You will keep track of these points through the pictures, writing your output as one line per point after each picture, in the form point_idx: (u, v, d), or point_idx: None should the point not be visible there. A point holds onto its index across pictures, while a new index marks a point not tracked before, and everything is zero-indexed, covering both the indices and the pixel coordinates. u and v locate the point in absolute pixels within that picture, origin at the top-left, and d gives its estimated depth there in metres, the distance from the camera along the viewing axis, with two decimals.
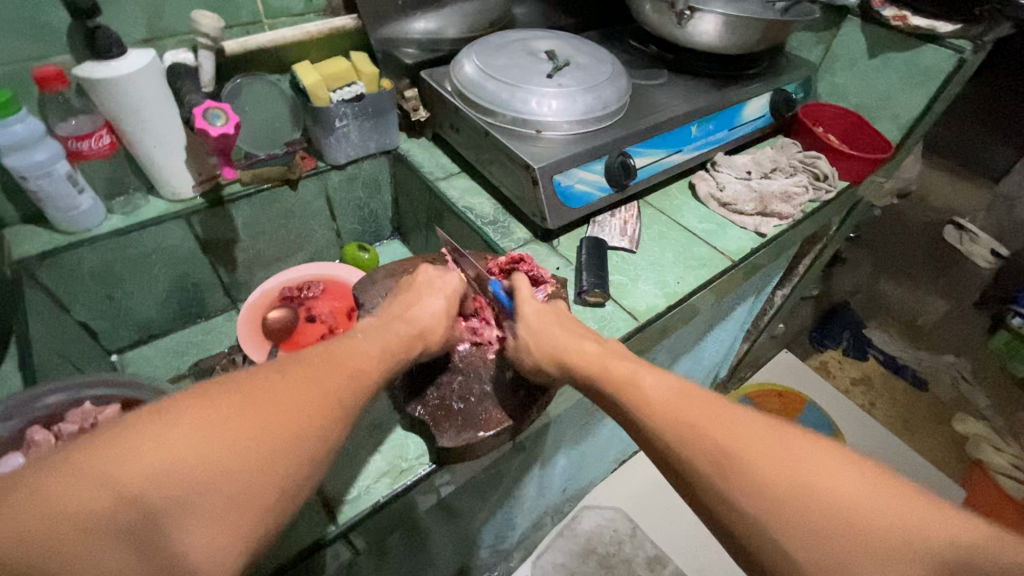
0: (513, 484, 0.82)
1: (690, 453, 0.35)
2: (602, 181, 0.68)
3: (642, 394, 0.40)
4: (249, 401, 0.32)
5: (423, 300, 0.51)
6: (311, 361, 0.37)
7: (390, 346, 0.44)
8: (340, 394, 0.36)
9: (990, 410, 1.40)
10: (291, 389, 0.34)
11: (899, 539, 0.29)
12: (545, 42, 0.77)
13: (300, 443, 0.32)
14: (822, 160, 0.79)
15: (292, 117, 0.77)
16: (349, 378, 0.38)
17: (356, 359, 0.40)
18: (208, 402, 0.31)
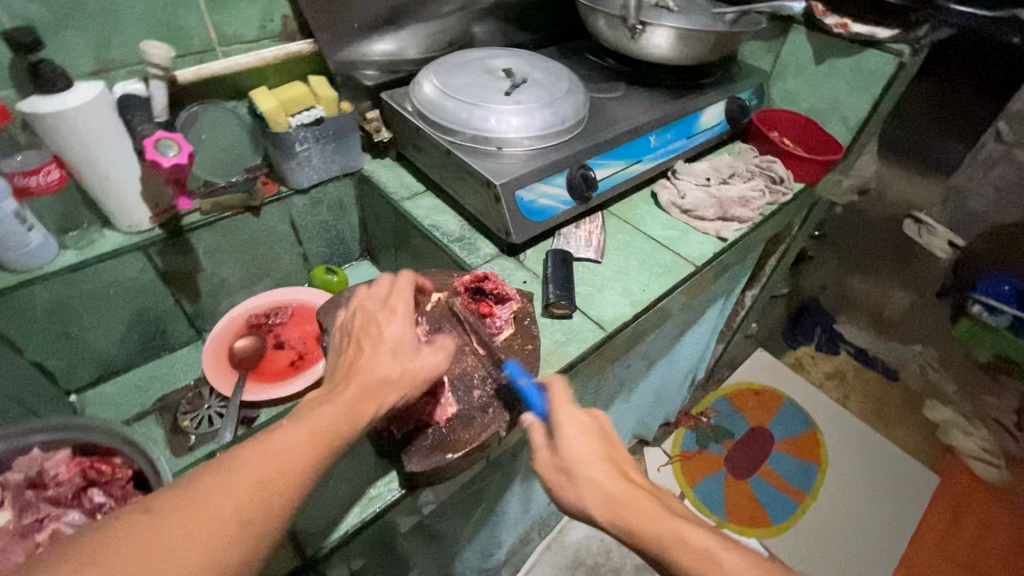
0: (494, 501, 0.81)
1: (635, 523, 0.39)
2: (565, 195, 0.69)
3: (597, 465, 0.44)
4: (107, 560, 0.27)
5: (375, 358, 0.44)
6: (213, 485, 0.32)
7: (329, 433, 0.37)
8: (245, 517, 0.31)
9: (957, 395, 1.45)
10: (175, 528, 0.29)
11: None
12: (503, 60, 0.79)
13: None
14: (777, 165, 0.82)
15: (252, 143, 0.76)
16: (263, 500, 0.32)
17: (276, 464, 0.34)
18: (59, 566, 0.27)
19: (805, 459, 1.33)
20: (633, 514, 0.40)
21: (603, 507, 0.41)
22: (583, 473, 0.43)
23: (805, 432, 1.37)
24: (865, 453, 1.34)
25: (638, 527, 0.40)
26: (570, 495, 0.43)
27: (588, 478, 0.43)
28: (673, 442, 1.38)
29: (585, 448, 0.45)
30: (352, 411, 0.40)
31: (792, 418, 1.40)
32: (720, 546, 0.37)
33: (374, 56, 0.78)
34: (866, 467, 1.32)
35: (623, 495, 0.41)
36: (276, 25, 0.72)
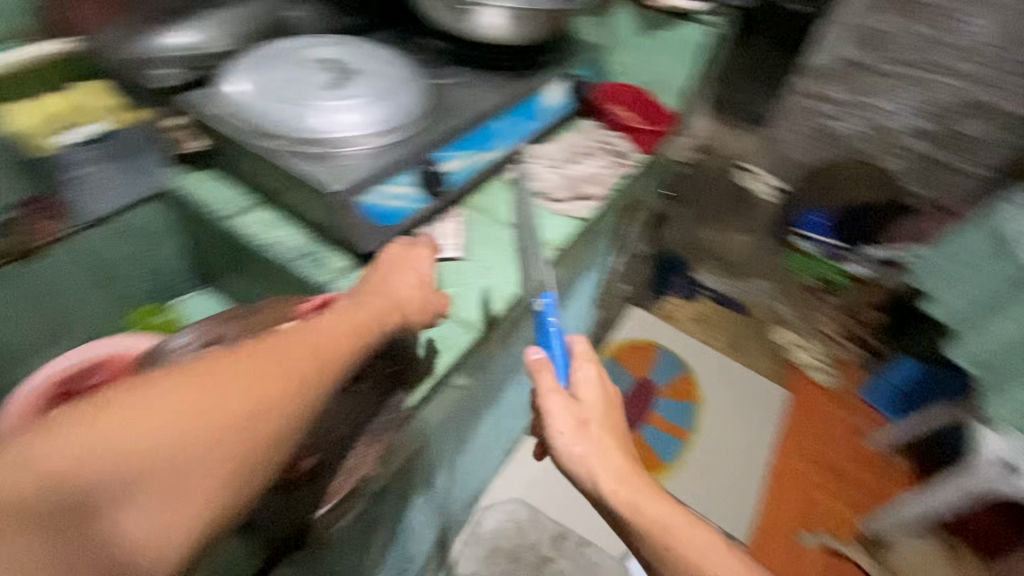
0: (396, 520, 0.78)
1: (631, 498, 0.50)
2: (415, 193, 0.64)
3: (610, 436, 0.53)
4: (188, 388, 0.35)
5: (370, 301, 0.50)
6: (198, 378, 0.36)
7: (318, 360, 0.41)
8: (294, 378, 0.39)
9: (794, 318, 1.67)
10: (236, 373, 0.37)
11: None
12: (326, 50, 0.71)
13: (242, 429, 0.35)
14: (619, 139, 0.86)
15: (18, 173, 0.60)
16: (243, 407, 0.36)
17: (259, 376, 0.38)
18: (151, 390, 0.34)
19: (684, 400, 1.46)
20: (631, 484, 0.51)
21: (605, 472, 0.51)
22: (593, 437, 0.52)
23: (681, 375, 1.51)
24: (732, 386, 1.50)
25: (631, 495, 0.51)
26: (573, 455, 0.52)
27: (595, 447, 0.52)
28: None
29: (604, 418, 0.54)
30: (347, 347, 0.44)
31: (670, 365, 1.53)
32: (688, 529, 0.50)
33: (172, 49, 0.66)
34: (735, 398, 1.48)
35: (623, 470, 0.52)
36: None
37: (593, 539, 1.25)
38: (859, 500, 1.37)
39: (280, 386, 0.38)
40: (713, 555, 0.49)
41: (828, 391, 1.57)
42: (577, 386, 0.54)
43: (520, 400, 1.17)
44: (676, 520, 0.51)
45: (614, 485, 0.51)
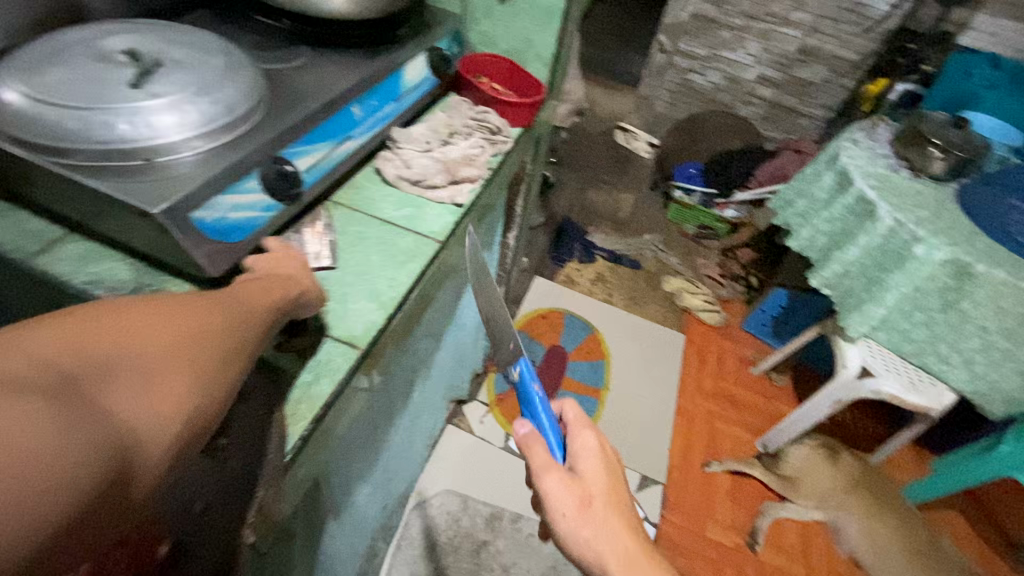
0: (312, 553, 0.72)
1: None
2: (265, 200, 0.57)
3: (614, 517, 0.49)
4: (158, 300, 0.33)
5: (290, 259, 0.50)
6: (166, 290, 0.34)
7: (271, 295, 0.42)
8: (253, 307, 0.39)
9: (682, 266, 1.78)
10: (202, 294, 0.36)
11: None
12: (123, 39, 0.59)
13: (222, 334, 0.34)
14: (492, 115, 0.82)
15: None
16: (221, 314, 0.35)
17: (228, 296, 0.38)
18: (119, 301, 0.32)
19: (593, 359, 1.51)
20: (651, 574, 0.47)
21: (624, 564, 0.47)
22: (605, 527, 0.48)
23: (588, 337, 1.55)
24: (634, 337, 1.58)
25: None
26: (571, 540, 0.48)
27: (610, 537, 0.48)
28: (488, 390, 1.46)
29: (605, 498, 0.49)
30: (280, 302, 0.43)
31: (577, 328, 1.56)
32: None
33: None
34: (637, 349, 1.56)
35: (630, 551, 0.48)
36: None
37: (525, 512, 1.26)
38: (762, 428, 1.49)
39: (249, 307, 0.38)
40: None
41: (716, 329, 1.67)
42: (579, 457, 0.51)
43: (433, 393, 1.13)
44: None
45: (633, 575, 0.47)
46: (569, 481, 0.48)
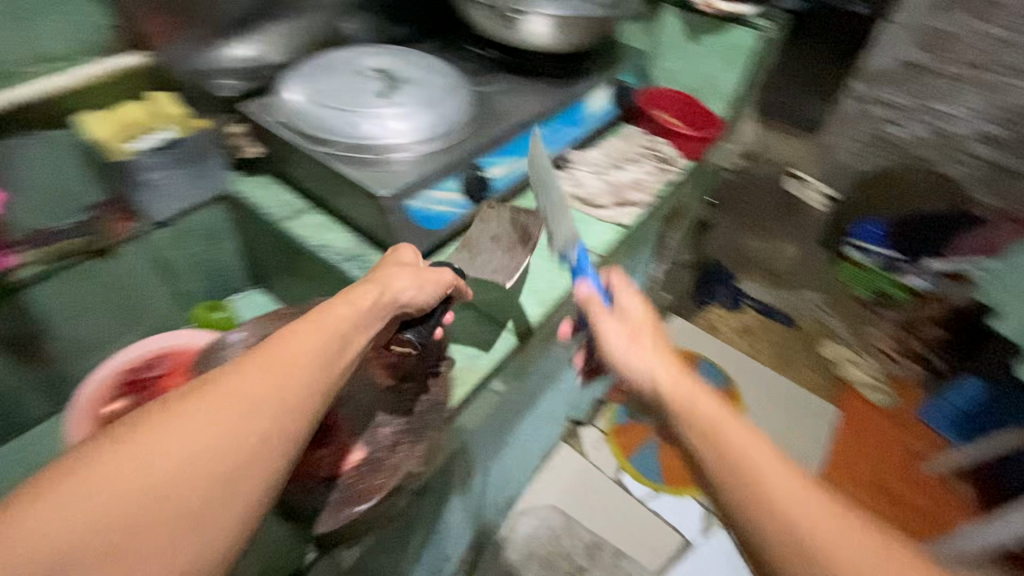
0: (433, 520, 0.79)
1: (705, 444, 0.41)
2: (460, 198, 0.66)
3: (683, 379, 0.47)
4: (154, 452, 0.29)
5: (355, 302, 0.42)
6: (162, 441, 0.30)
7: (306, 398, 0.35)
8: (274, 419, 0.33)
9: (846, 332, 1.59)
10: (213, 421, 0.31)
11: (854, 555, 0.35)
12: (377, 59, 0.74)
13: (220, 494, 0.30)
14: (664, 145, 0.85)
15: (93, 176, 0.64)
16: (220, 476, 0.30)
17: (238, 431, 0.31)
18: (111, 455, 0.29)
19: None
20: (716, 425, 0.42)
21: (675, 391, 0.46)
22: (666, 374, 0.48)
23: (725, 388, 1.43)
24: (778, 399, 1.45)
25: (712, 419, 0.43)
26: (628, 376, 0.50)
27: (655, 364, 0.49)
28: (607, 419, 1.43)
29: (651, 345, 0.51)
30: (379, 302, 0.44)
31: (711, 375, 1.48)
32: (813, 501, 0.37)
33: (236, 61, 0.69)
34: (779, 412, 1.43)
35: (698, 399, 0.45)
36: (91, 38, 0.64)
37: (629, 552, 1.22)
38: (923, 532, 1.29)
39: (266, 440, 0.32)
40: (849, 535, 0.35)
41: (885, 412, 1.47)
42: (631, 306, 0.55)
43: (555, 408, 1.16)
44: (780, 477, 0.38)
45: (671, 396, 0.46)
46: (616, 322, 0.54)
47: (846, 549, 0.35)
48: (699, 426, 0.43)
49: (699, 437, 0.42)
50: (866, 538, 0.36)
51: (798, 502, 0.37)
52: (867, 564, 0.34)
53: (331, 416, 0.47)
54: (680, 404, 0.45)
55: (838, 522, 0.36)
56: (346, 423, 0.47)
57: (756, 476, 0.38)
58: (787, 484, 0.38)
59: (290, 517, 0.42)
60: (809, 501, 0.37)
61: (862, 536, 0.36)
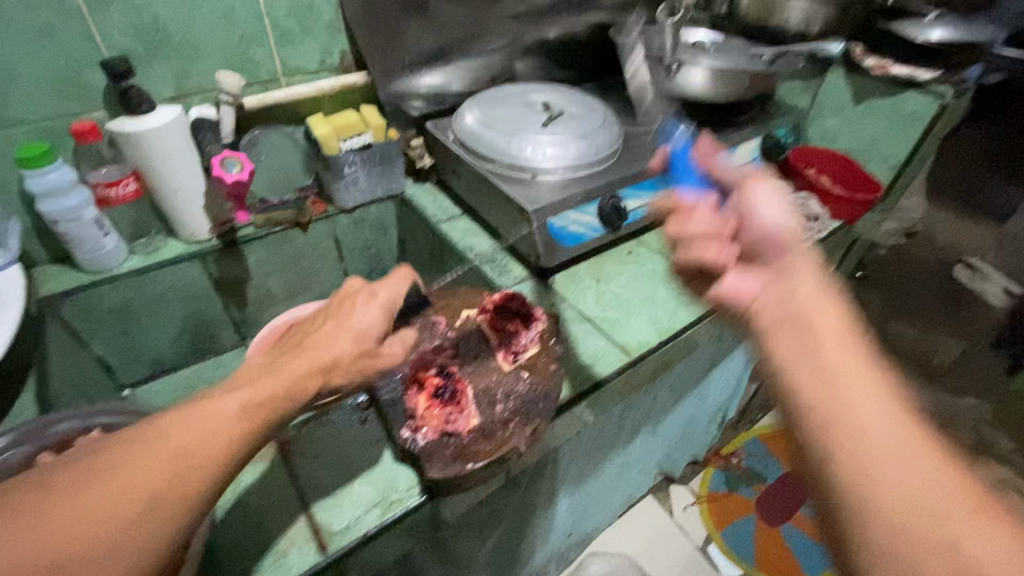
0: (514, 524, 0.82)
1: (788, 376, 0.41)
2: (595, 222, 0.71)
3: (804, 338, 0.42)
4: (98, 478, 0.30)
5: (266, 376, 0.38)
6: (30, 511, 0.28)
7: (169, 481, 0.31)
8: (214, 449, 0.33)
9: None
10: (161, 451, 0.31)
11: (897, 460, 0.34)
12: (542, 95, 0.83)
13: (148, 523, 0.29)
14: (812, 202, 0.83)
15: (306, 165, 0.81)
16: (94, 537, 0.28)
17: (71, 517, 0.28)
18: (60, 486, 0.29)
19: None
20: (820, 336, 0.42)
21: (809, 323, 0.43)
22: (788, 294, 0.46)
23: None
24: None
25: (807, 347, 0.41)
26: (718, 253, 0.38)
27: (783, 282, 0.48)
28: (701, 482, 1.36)
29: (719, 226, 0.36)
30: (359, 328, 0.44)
31: None
32: (860, 402, 0.37)
33: (422, 88, 0.82)
34: None
35: (825, 347, 0.41)
36: (335, 60, 0.78)
37: None
38: None
39: (172, 482, 0.31)
40: (893, 431, 0.36)
41: None
42: None
43: (650, 453, 1.12)
44: (849, 373, 0.39)
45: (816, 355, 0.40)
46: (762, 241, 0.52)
47: (877, 434, 0.35)
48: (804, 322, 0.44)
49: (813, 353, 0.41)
50: (886, 420, 0.36)
51: (875, 414, 0.36)
52: (883, 446, 0.35)
53: (452, 383, 0.53)
54: (806, 316, 0.44)
55: (892, 435, 0.35)
56: (466, 394, 0.52)
57: (859, 385, 0.38)
58: (854, 386, 0.38)
59: (409, 460, 0.49)
60: (882, 416, 0.36)
61: (919, 446, 0.35)
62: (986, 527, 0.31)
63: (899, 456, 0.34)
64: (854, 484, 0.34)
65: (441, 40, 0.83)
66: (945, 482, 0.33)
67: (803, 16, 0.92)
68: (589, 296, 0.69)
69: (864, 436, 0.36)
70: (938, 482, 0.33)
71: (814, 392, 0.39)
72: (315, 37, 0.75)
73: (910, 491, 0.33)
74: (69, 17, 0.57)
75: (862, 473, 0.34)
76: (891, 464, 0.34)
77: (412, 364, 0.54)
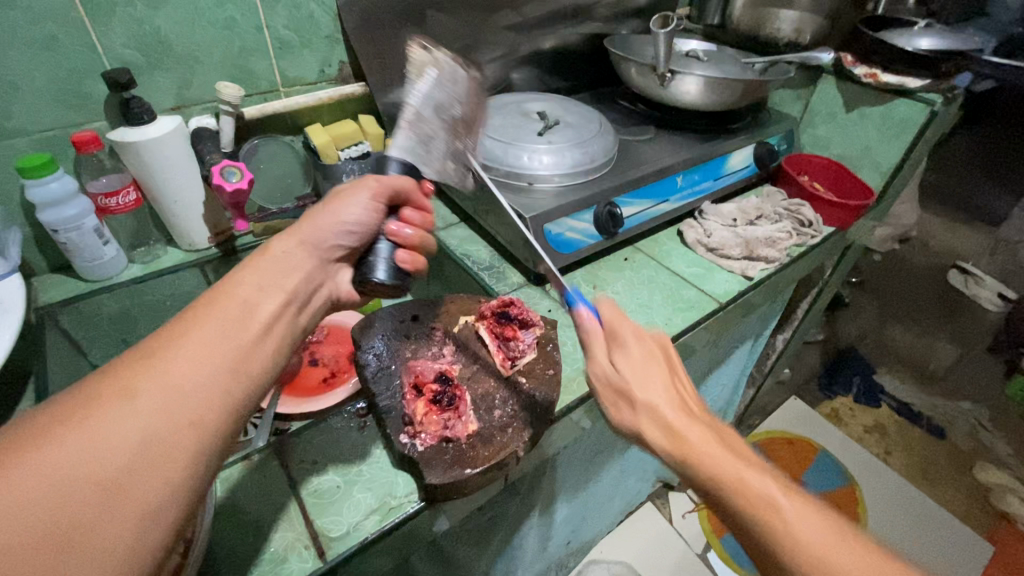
0: (512, 531, 0.81)
1: (680, 466, 0.40)
2: (592, 229, 0.71)
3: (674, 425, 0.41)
4: (126, 391, 0.29)
5: (271, 287, 0.40)
6: (60, 436, 0.27)
7: (213, 383, 0.32)
8: (229, 353, 0.34)
9: (1012, 458, 1.32)
10: (183, 364, 0.31)
11: (814, 542, 0.34)
12: (538, 104, 0.85)
13: (193, 428, 0.30)
14: (806, 208, 0.84)
15: (305, 174, 0.81)
16: (149, 441, 0.28)
17: (136, 419, 0.29)
18: (87, 408, 0.28)
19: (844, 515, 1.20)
20: (744, 491, 0.37)
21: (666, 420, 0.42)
22: (690, 437, 0.40)
23: (841, 488, 1.26)
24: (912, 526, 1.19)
25: (684, 427, 0.41)
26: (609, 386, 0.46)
27: (665, 397, 0.43)
28: None
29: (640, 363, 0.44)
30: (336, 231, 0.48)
31: (828, 473, 1.29)
32: (749, 475, 0.38)
33: None
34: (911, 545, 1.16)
35: (683, 427, 0.41)
36: (334, 70, 0.79)
37: None
38: None
39: (201, 390, 0.31)
40: (789, 503, 0.36)
41: None
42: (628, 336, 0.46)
43: (648, 460, 1.12)
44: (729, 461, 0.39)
45: (686, 432, 0.41)
46: (637, 342, 0.45)
47: (783, 519, 0.35)
48: (711, 471, 0.39)
49: (734, 499, 0.38)
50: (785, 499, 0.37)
51: (770, 501, 0.37)
52: (799, 532, 0.35)
53: (451, 390, 0.52)
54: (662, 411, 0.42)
55: (797, 514, 0.36)
56: (464, 400, 0.52)
57: (790, 538, 0.35)
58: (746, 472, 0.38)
59: (407, 466, 0.49)
60: (776, 492, 0.37)
61: (816, 514, 0.36)
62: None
63: (812, 530, 0.35)
64: None
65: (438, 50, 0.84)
66: (856, 546, 0.34)
67: (794, 26, 0.94)
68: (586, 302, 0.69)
69: (783, 533, 0.35)
70: (845, 548, 0.34)
71: (707, 482, 0.39)
72: (314, 49, 0.76)
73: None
74: (72, 30, 0.58)
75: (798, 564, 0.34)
76: (809, 552, 0.34)
77: (410, 371, 0.55)
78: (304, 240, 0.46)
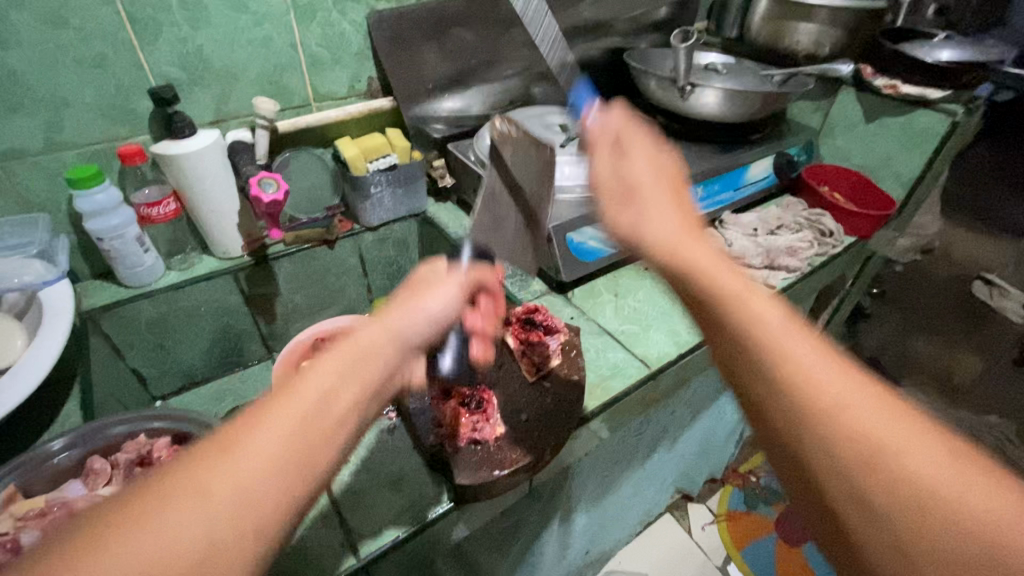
0: (533, 538, 0.82)
1: (696, 308, 0.38)
2: (613, 238, 0.73)
3: (705, 271, 0.38)
4: (202, 492, 0.26)
5: (348, 377, 0.34)
6: (128, 543, 0.24)
7: (289, 490, 0.28)
8: (314, 452, 0.30)
9: None
10: (266, 465, 0.28)
11: (857, 414, 0.31)
12: (559, 117, 0.87)
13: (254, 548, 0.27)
14: (827, 219, 0.84)
15: (333, 185, 0.84)
16: (213, 555, 0.25)
17: (149, 574, 0.23)
18: (165, 509, 0.25)
19: None
20: (747, 312, 0.36)
21: (679, 254, 0.40)
22: (692, 251, 0.40)
23: None
24: None
25: (712, 268, 0.39)
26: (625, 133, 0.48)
27: (673, 223, 0.42)
28: (720, 500, 1.34)
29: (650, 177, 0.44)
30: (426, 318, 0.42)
31: None
32: (782, 324, 0.35)
33: (442, 111, 0.87)
34: None
35: (702, 266, 0.39)
36: (363, 86, 0.82)
37: None
38: None
39: (273, 499, 0.28)
40: (828, 368, 0.33)
41: None
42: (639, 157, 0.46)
43: (667, 469, 1.12)
44: (761, 308, 0.36)
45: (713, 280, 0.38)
46: (653, 162, 0.45)
47: (832, 387, 0.32)
48: (719, 294, 0.37)
49: (761, 356, 0.34)
50: (822, 363, 0.33)
51: (816, 367, 0.33)
52: (861, 418, 0.30)
53: (479, 394, 0.53)
54: (684, 260, 0.39)
55: (841, 387, 0.32)
56: (492, 404, 0.53)
57: (788, 356, 0.33)
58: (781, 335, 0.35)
59: (436, 467, 0.50)
60: (814, 355, 0.33)
61: (870, 396, 0.32)
62: (975, 480, 0.28)
63: (849, 398, 0.31)
64: (841, 464, 0.30)
65: (463, 66, 0.87)
66: (912, 427, 0.30)
67: (812, 39, 0.95)
68: (607, 310, 0.71)
69: (820, 399, 0.32)
70: (888, 420, 0.30)
71: (723, 315, 0.37)
72: (344, 65, 0.79)
73: (877, 452, 0.29)
74: (120, 48, 0.61)
75: (815, 423, 0.31)
76: (851, 425, 0.30)
77: (439, 375, 0.56)
78: (392, 329, 0.39)
